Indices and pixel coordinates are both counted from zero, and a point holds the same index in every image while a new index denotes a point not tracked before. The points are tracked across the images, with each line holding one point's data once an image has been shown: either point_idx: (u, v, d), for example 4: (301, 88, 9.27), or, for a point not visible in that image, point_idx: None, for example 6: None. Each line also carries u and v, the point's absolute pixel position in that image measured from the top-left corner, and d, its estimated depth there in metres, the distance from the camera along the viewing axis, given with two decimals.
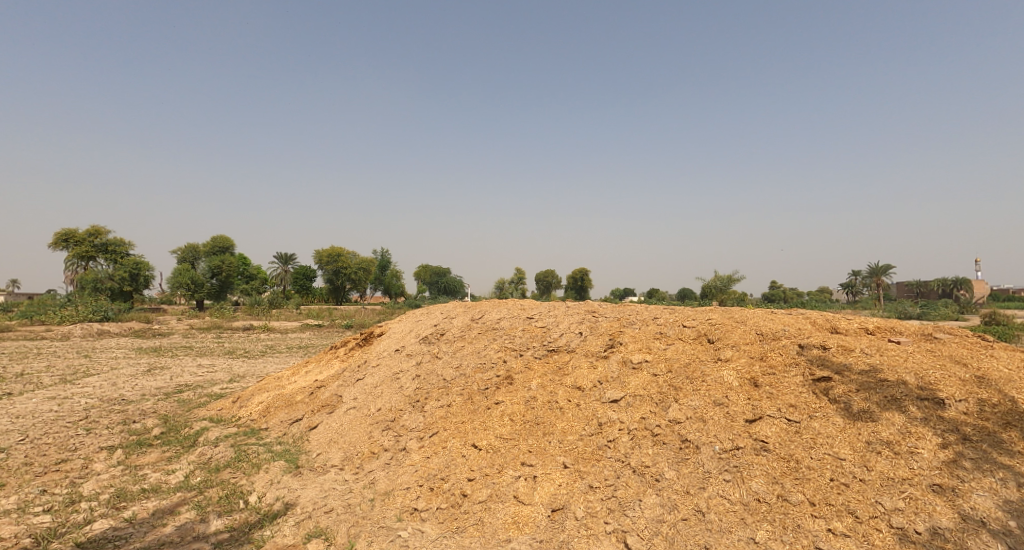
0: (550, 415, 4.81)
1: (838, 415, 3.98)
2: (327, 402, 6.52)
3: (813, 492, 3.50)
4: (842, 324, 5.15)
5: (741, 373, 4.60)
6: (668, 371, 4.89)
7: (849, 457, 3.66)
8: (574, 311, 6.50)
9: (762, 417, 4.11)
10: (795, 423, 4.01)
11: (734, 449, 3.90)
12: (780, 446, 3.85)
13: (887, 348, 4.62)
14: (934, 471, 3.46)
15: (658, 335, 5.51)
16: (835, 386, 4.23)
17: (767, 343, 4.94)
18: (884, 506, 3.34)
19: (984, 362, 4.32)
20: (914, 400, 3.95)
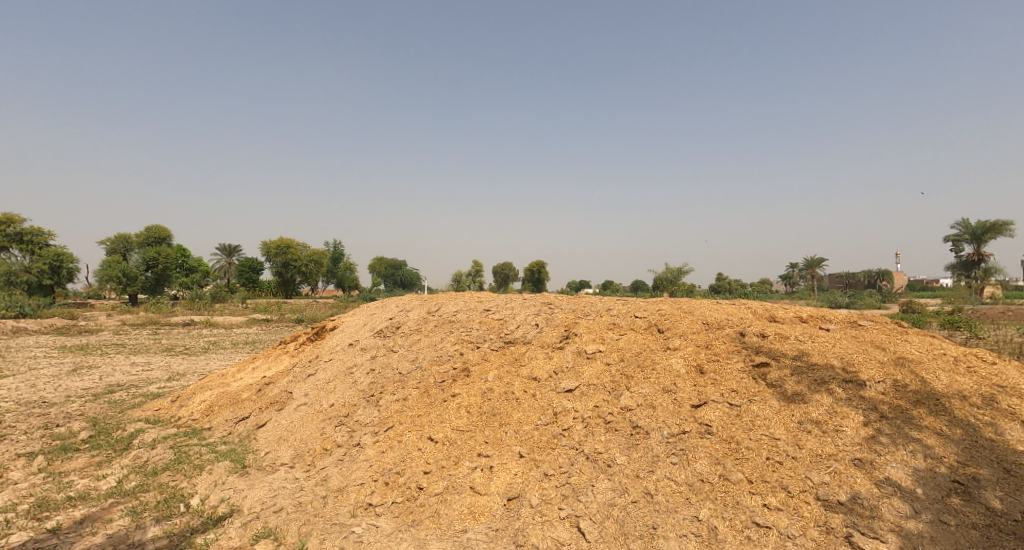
0: (506, 406, 4.91)
1: (775, 398, 4.26)
2: (276, 399, 6.40)
3: (751, 471, 3.75)
4: (780, 314, 5.47)
5: (687, 361, 4.84)
6: (620, 360, 5.08)
7: (783, 437, 3.93)
8: (530, 303, 6.62)
9: (707, 402, 4.34)
10: (736, 407, 4.26)
11: (680, 433, 4.12)
12: (723, 429, 4.09)
13: (817, 335, 4.96)
14: (856, 446, 3.77)
15: (611, 325, 5.70)
16: (773, 371, 4.51)
17: (712, 332, 5.20)
18: (812, 480, 3.61)
19: (902, 347, 4.70)
20: (840, 382, 4.28)
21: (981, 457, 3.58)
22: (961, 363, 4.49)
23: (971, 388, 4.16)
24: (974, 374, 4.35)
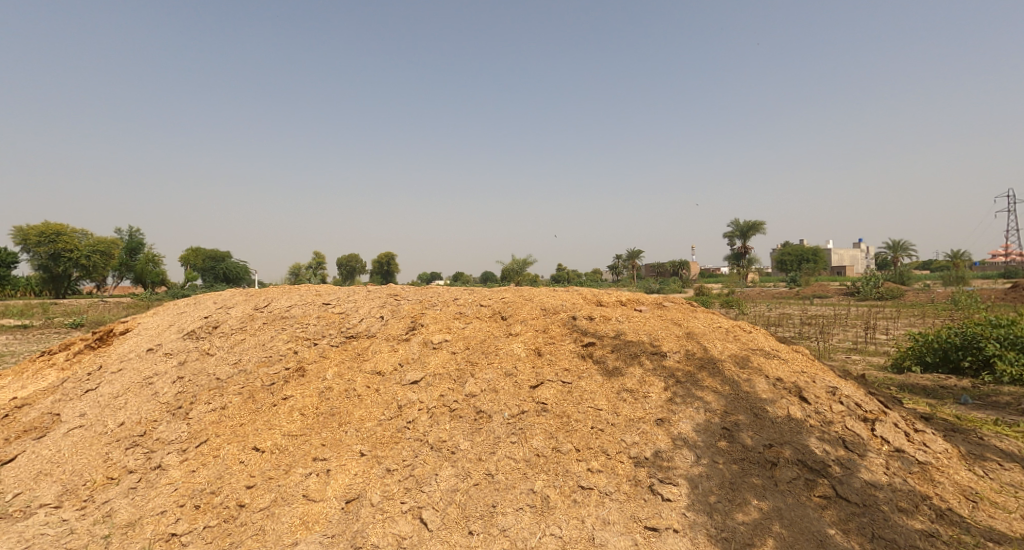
0: (346, 404, 4.97)
1: (598, 373, 4.96)
2: (35, 425, 5.61)
3: (578, 440, 4.34)
4: (605, 299, 6.30)
5: (527, 345, 5.38)
6: (466, 348, 5.44)
7: (605, 406, 4.62)
8: (375, 295, 6.68)
9: (543, 382, 4.90)
10: (568, 384, 4.88)
11: (520, 414, 4.60)
12: (557, 405, 4.66)
13: (632, 315, 5.85)
14: (658, 409, 4.58)
15: (457, 315, 6.04)
16: (599, 349, 5.24)
17: (549, 317, 5.81)
18: (626, 442, 4.30)
19: (692, 323, 5.75)
20: (648, 355, 5.14)
21: (740, 405, 4.59)
22: (732, 333, 5.66)
23: (738, 352, 5.28)
24: (738, 340, 5.54)
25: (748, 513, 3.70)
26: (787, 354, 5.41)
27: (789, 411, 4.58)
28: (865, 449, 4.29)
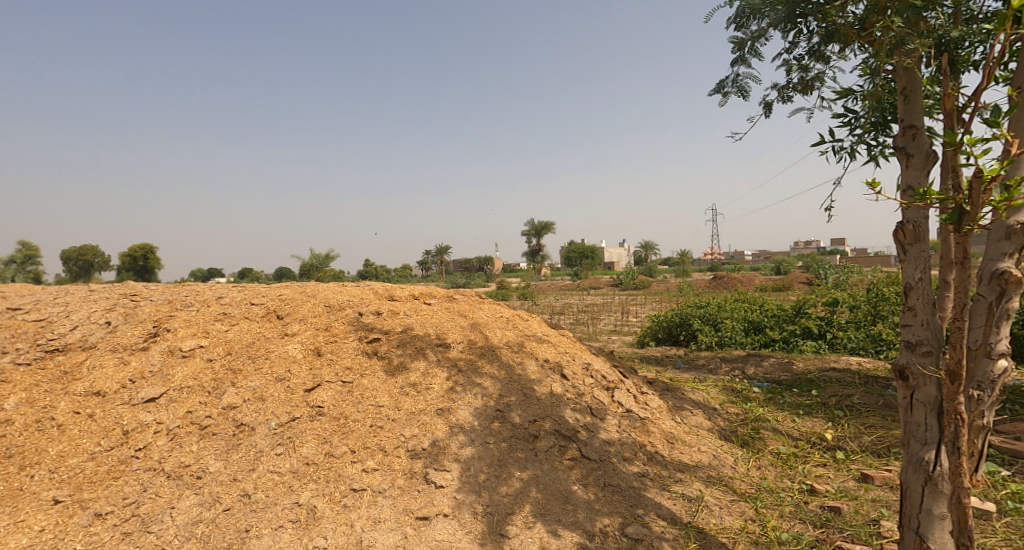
0: (34, 441, 3.60)
1: (383, 370, 4.54)
2: None
3: (355, 441, 3.82)
4: (398, 293, 6.18)
5: (305, 345, 4.62)
6: (226, 353, 4.42)
7: (386, 403, 4.19)
8: (101, 296, 5.00)
9: (320, 384, 4.25)
10: (348, 383, 4.32)
11: (290, 421, 3.88)
12: (334, 407, 4.07)
13: (421, 308, 5.79)
14: (440, 399, 4.33)
15: (220, 315, 4.88)
16: (383, 344, 4.82)
17: (333, 314, 5.14)
18: (405, 436, 3.93)
19: (477, 314, 6.00)
20: (433, 347, 4.94)
21: (512, 387, 4.72)
22: (513, 322, 6.15)
23: (516, 338, 5.64)
24: (516, 328, 6.00)
25: (510, 485, 3.69)
26: (556, 339, 6.04)
27: (551, 388, 4.94)
28: (605, 413, 4.81)
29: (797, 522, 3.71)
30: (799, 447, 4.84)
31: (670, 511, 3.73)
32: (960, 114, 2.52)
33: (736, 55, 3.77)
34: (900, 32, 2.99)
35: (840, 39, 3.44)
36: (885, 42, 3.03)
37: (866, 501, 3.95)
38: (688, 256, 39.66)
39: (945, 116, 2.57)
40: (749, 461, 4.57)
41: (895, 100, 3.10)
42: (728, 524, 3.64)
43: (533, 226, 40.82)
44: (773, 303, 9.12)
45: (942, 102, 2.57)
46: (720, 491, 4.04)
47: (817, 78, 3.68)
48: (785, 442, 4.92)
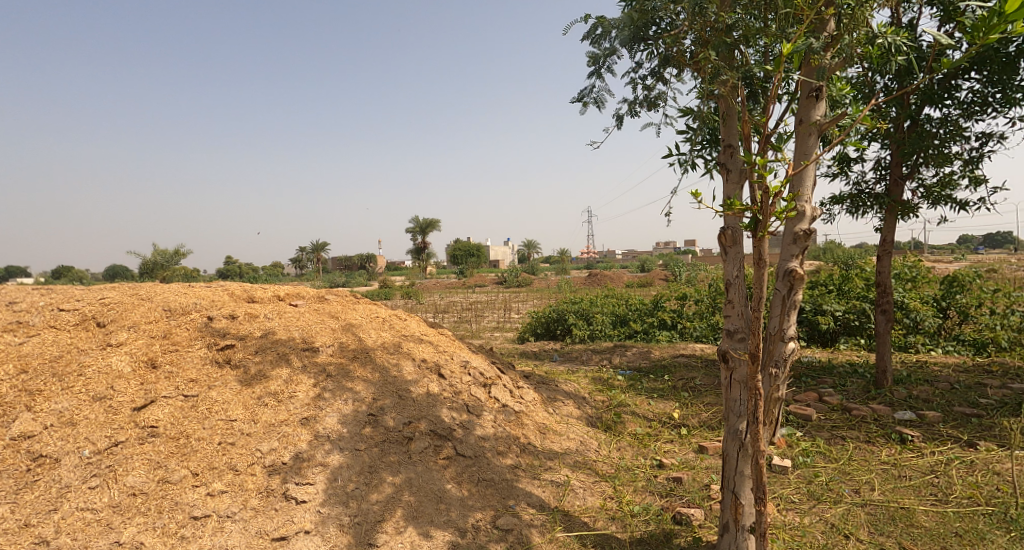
0: None
1: (236, 380, 3.71)
2: None
3: (198, 462, 3.10)
4: (258, 294, 4.90)
5: (135, 357, 3.70)
6: (20, 372, 3.43)
7: (240, 416, 3.44)
8: None
9: (154, 401, 3.40)
10: (191, 398, 3.49)
11: (110, 448, 3.07)
12: (172, 426, 3.27)
13: (285, 310, 4.66)
14: (305, 408, 3.62)
15: (11, 325, 3.80)
16: (238, 350, 3.96)
17: (174, 319, 4.16)
18: (261, 451, 3.25)
19: (350, 315, 4.88)
20: (297, 352, 4.07)
21: (386, 389, 4.00)
22: (389, 322, 5.05)
23: (391, 339, 4.68)
24: (393, 328, 4.95)
25: (381, 491, 3.20)
26: (433, 337, 5.11)
27: (427, 387, 4.22)
28: (481, 409, 4.28)
29: (646, 494, 3.69)
30: (651, 428, 4.89)
31: (539, 499, 3.49)
32: (759, 140, 2.53)
33: (592, 73, 3.44)
34: (715, 65, 2.89)
35: (678, 65, 3.25)
36: (704, 73, 2.95)
37: (701, 469, 4.05)
38: (563, 255, 41.66)
39: (746, 139, 2.58)
40: (609, 444, 4.50)
41: (715, 122, 3.09)
42: (590, 504, 3.51)
43: (416, 225, 40.15)
44: (639, 300, 9.85)
45: (743, 126, 2.58)
46: (583, 473, 3.89)
47: (661, 103, 3.34)
48: (641, 424, 4.95)
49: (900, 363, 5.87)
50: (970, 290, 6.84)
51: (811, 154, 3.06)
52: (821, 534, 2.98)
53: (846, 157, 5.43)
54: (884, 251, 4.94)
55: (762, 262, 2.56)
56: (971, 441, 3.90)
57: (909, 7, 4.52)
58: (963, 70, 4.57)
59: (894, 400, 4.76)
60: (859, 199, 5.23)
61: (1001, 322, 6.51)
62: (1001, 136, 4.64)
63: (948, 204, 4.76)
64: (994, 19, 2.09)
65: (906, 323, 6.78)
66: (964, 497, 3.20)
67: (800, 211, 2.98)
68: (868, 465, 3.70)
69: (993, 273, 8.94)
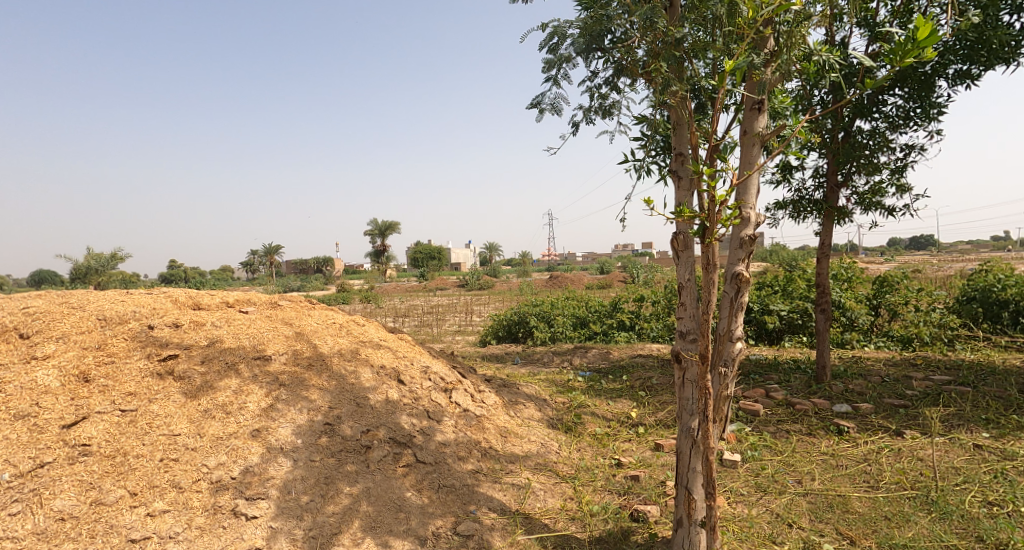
0: None
1: (180, 392, 3.56)
2: None
3: (136, 481, 2.96)
4: (205, 300, 4.73)
5: (64, 371, 3.50)
6: None
7: (184, 430, 3.30)
8: None
9: (86, 417, 3.23)
10: (128, 413, 3.33)
11: (34, 470, 2.89)
12: (106, 444, 3.11)
13: (233, 317, 4.50)
14: (256, 419, 3.51)
15: None
16: (182, 361, 3.80)
17: (110, 328, 3.96)
18: (208, 466, 3.13)
19: (304, 321, 4.76)
20: (248, 361, 3.95)
21: (343, 397, 3.93)
22: (346, 328, 4.96)
23: (348, 346, 4.60)
24: (350, 334, 4.86)
25: (338, 503, 3.14)
26: (392, 342, 5.04)
27: (387, 394, 4.17)
28: (442, 414, 4.25)
29: (605, 493, 3.75)
30: (610, 427, 4.98)
31: (500, 503, 3.51)
32: (709, 148, 2.61)
33: (547, 77, 3.41)
34: (665, 77, 2.96)
35: (632, 75, 3.32)
36: (655, 83, 3.01)
37: (657, 466, 4.16)
38: (522, 257, 41.89)
39: (697, 147, 2.67)
40: (570, 445, 4.56)
41: (667, 130, 3.18)
42: (551, 506, 3.55)
43: (374, 228, 39.65)
44: (596, 301, 10.01)
45: (692, 134, 2.66)
46: (542, 476, 3.92)
47: (616, 111, 3.41)
48: (600, 424, 5.04)
49: (838, 358, 6.20)
50: (898, 290, 7.29)
51: (754, 163, 3.18)
52: (768, 524, 3.11)
53: (788, 165, 5.69)
54: (823, 253, 5.19)
55: (710, 266, 2.66)
56: (899, 429, 4.16)
57: (839, 27, 4.79)
58: (888, 86, 4.88)
59: (832, 394, 5.02)
60: (800, 205, 5.48)
61: (924, 319, 7.00)
62: (921, 147, 4.98)
63: (878, 209, 5.05)
64: (908, 44, 2.24)
65: (843, 320, 7.13)
66: (893, 482, 3.41)
67: (745, 218, 3.07)
68: (809, 456, 3.89)
69: (921, 272, 9.56)
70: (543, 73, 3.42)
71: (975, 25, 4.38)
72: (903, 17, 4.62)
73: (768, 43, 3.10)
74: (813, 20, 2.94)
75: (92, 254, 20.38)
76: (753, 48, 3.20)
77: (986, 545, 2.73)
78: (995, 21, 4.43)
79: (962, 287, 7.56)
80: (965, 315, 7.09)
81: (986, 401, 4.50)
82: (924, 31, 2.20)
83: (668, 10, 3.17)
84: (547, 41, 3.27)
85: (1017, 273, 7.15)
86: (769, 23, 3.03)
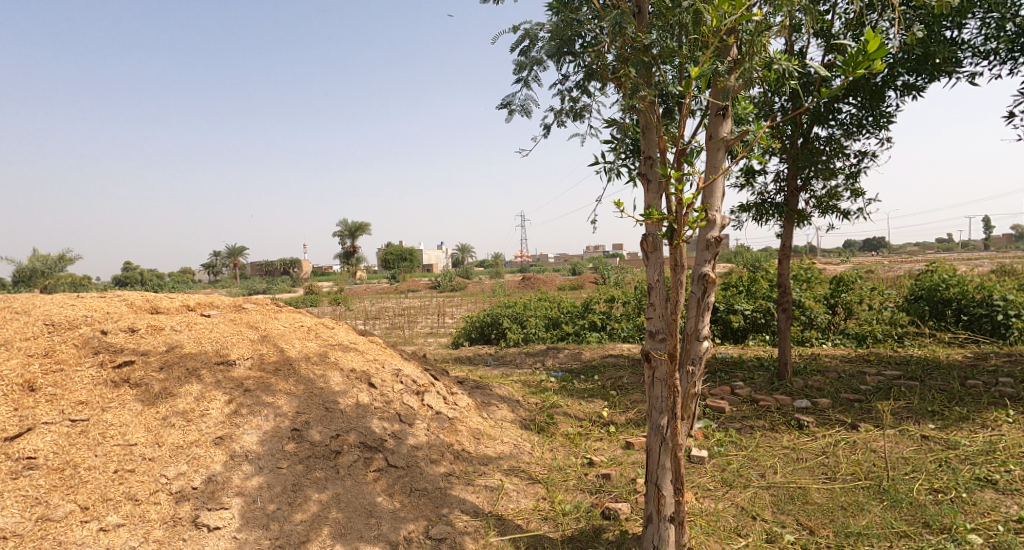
0: None
1: (136, 400, 3.47)
2: None
3: (88, 495, 2.86)
4: (164, 304, 4.60)
5: (8, 380, 3.36)
6: None
7: (141, 440, 3.21)
8: None
9: (31, 429, 3.11)
10: (79, 423, 3.23)
11: None
12: (54, 456, 3.00)
13: (195, 321, 4.40)
14: (218, 426, 3.44)
15: None
16: (138, 368, 3.69)
17: (58, 334, 3.83)
18: (166, 477, 3.05)
19: (271, 324, 4.68)
20: (210, 366, 3.87)
21: (312, 402, 3.89)
22: (314, 331, 4.90)
23: (317, 349, 4.55)
24: (319, 337, 4.80)
25: (307, 510, 3.11)
26: (363, 345, 5.00)
27: (357, 398, 4.14)
28: (414, 417, 4.24)
29: (578, 492, 3.81)
30: (582, 427, 5.04)
31: (473, 505, 3.52)
32: (676, 153, 2.68)
33: (519, 79, 3.46)
34: (633, 82, 3.03)
35: (602, 79, 3.39)
36: (624, 88, 3.08)
37: (628, 464, 4.25)
38: (494, 258, 41.89)
39: (664, 152, 2.74)
40: (542, 445, 4.60)
41: (636, 134, 3.25)
42: (524, 507, 3.59)
43: (344, 229, 39.09)
44: (568, 301, 10.11)
45: (660, 139, 2.73)
46: (515, 477, 3.96)
47: (586, 114, 3.48)
48: (572, 424, 5.10)
49: (799, 356, 6.43)
50: (854, 289, 7.62)
51: (719, 168, 3.28)
52: (732, 517, 3.22)
53: (751, 169, 5.88)
54: (784, 255, 5.38)
55: (679, 267, 2.74)
56: (854, 423, 4.35)
57: (798, 37, 4.98)
58: (843, 95, 5.10)
59: (793, 390, 5.21)
60: (762, 208, 5.66)
61: (877, 317, 7.35)
62: (873, 154, 5.22)
63: (834, 213, 5.27)
64: (860, 56, 2.36)
65: (803, 319, 7.39)
66: (849, 473, 3.57)
67: (712, 220, 3.15)
68: (772, 450, 4.04)
69: (874, 272, 10.00)
70: (515, 76, 3.47)
71: (921, 39, 4.63)
72: (856, 29, 4.83)
73: (731, 52, 3.21)
74: (773, 30, 3.05)
75: (39, 255, 19.47)
76: (717, 56, 3.31)
77: (933, 530, 2.89)
78: (938, 36, 4.69)
79: (911, 286, 7.96)
80: (914, 313, 7.46)
81: (933, 394, 4.75)
82: (873, 44, 2.32)
83: (637, 15, 3.25)
84: (519, 44, 3.32)
85: (960, 273, 7.57)
86: (731, 32, 3.13)
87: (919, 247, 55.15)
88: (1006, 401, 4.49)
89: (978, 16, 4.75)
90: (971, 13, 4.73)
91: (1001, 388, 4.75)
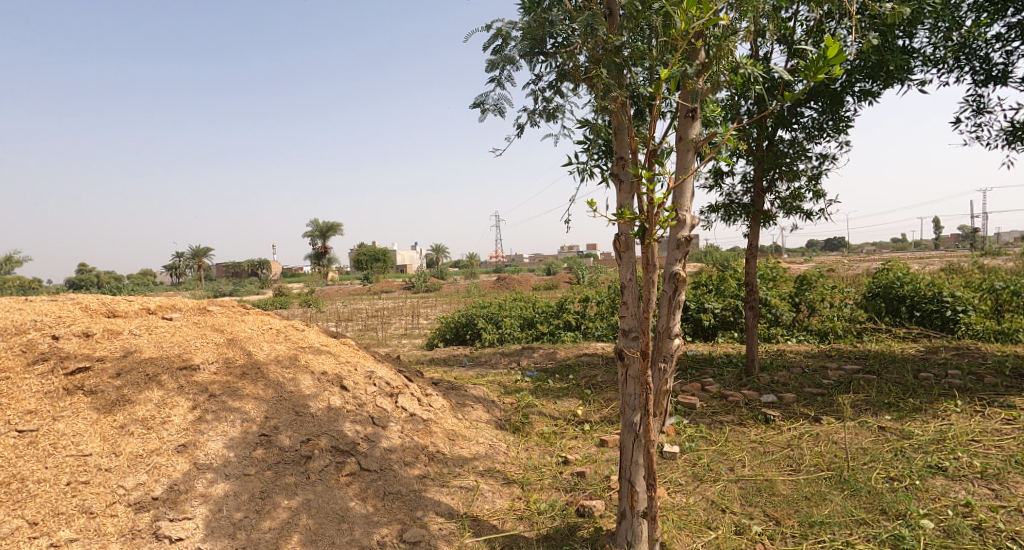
0: None
1: (91, 407, 3.34)
2: None
3: (37, 510, 2.74)
4: (121, 307, 4.45)
5: None
6: None
7: (96, 450, 3.10)
8: None
9: None
10: (27, 433, 3.09)
11: None
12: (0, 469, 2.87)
13: (156, 325, 4.27)
14: (181, 434, 3.34)
15: None
16: (93, 375, 3.55)
17: (5, 340, 3.67)
18: (124, 488, 2.95)
19: (237, 327, 4.57)
20: (172, 371, 3.75)
21: (281, 406, 3.81)
22: (283, 333, 4.80)
23: (286, 352, 4.46)
24: (288, 340, 4.71)
25: (275, 517, 3.04)
26: (335, 347, 4.93)
27: (329, 401, 4.08)
28: (387, 419, 4.20)
29: (552, 491, 3.83)
30: (557, 426, 5.07)
31: (447, 507, 3.50)
32: (647, 153, 2.72)
33: (493, 77, 3.45)
34: (605, 83, 3.05)
35: (574, 80, 3.41)
36: (596, 89, 3.09)
37: (602, 462, 4.28)
38: (467, 259, 41.78)
39: (635, 152, 2.76)
40: (517, 445, 4.61)
41: (608, 135, 3.28)
42: (499, 507, 3.59)
43: (314, 229, 38.41)
44: (542, 301, 10.15)
45: (631, 139, 2.76)
46: (490, 477, 3.95)
47: (559, 115, 3.49)
48: (547, 423, 5.12)
49: (765, 352, 6.59)
50: (816, 287, 7.86)
51: (689, 168, 3.33)
52: (703, 511, 3.28)
53: (719, 171, 6.01)
54: (751, 253, 5.50)
55: (650, 266, 2.78)
56: (817, 416, 4.49)
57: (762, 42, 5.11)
58: (805, 99, 5.25)
59: (759, 385, 5.35)
60: (730, 209, 5.78)
61: (838, 314, 7.59)
62: (833, 157, 5.39)
63: (797, 213, 5.42)
64: (820, 62, 2.42)
65: (769, 317, 7.63)
66: (812, 464, 3.68)
67: (682, 220, 3.21)
68: (741, 444, 4.13)
69: (837, 271, 10.35)
70: (488, 75, 3.46)
71: (876, 47, 4.79)
72: (817, 36, 4.98)
73: (700, 55, 3.27)
74: (739, 35, 3.11)
75: None
76: (686, 59, 3.35)
77: (888, 516, 3.00)
78: (892, 44, 4.87)
79: (868, 283, 8.23)
80: (872, 309, 7.74)
81: (890, 386, 4.94)
82: (832, 50, 2.39)
83: (608, 18, 3.29)
84: (491, 43, 3.31)
85: (913, 270, 7.88)
86: (699, 36, 3.19)
87: (876, 246, 57.35)
88: (955, 391, 4.70)
89: (929, 25, 4.95)
90: (922, 23, 4.92)
91: (951, 380, 4.97)
